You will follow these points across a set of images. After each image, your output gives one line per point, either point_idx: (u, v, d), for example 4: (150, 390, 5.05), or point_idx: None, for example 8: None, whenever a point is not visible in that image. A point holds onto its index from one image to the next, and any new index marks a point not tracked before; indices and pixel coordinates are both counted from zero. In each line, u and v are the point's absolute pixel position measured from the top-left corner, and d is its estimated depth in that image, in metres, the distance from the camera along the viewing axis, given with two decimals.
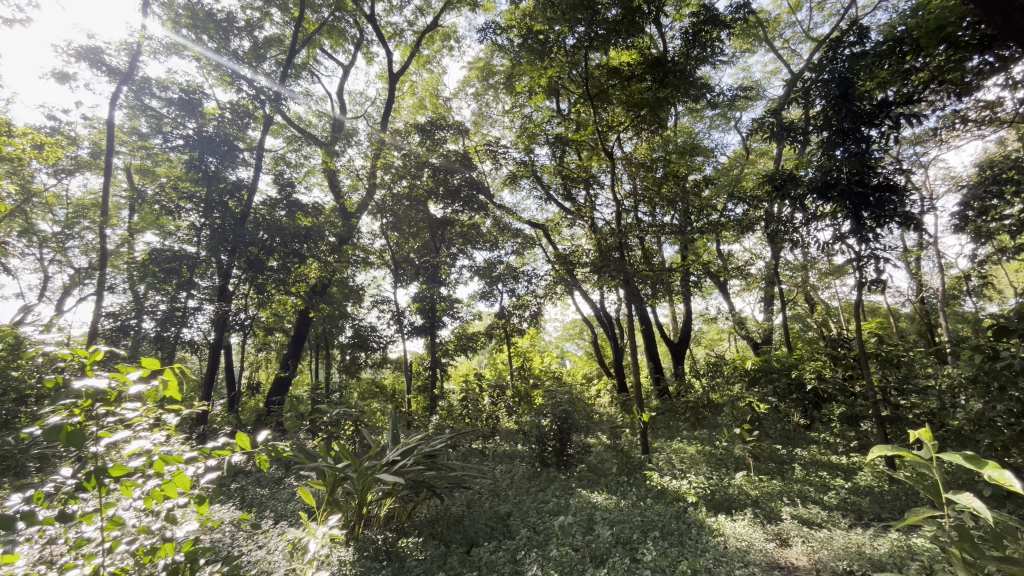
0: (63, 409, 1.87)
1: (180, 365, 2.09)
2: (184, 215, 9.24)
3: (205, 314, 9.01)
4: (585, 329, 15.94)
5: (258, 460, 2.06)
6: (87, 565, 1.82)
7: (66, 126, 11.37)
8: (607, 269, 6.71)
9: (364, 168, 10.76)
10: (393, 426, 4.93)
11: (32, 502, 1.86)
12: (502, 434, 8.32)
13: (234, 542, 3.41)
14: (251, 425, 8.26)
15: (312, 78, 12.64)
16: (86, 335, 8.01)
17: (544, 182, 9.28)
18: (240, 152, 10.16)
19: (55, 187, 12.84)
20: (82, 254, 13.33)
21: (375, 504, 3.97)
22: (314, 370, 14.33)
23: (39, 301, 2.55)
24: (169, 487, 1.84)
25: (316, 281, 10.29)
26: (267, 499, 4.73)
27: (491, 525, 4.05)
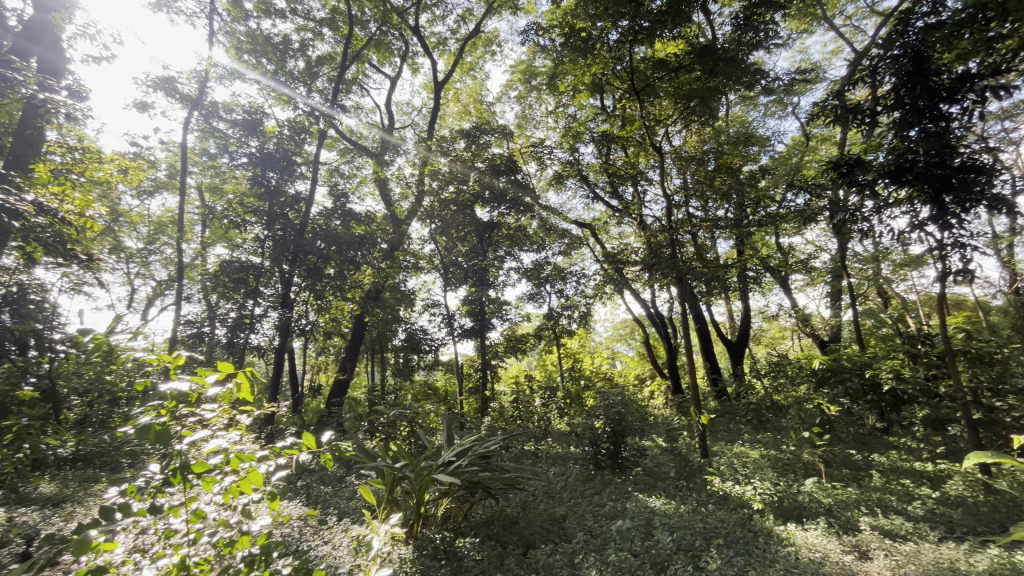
0: (152, 410, 2.04)
1: (252, 368, 2.23)
2: (249, 228, 9.85)
3: (271, 320, 9.56)
4: (636, 329, 15.58)
5: (323, 459, 2.15)
6: (174, 555, 1.96)
7: (147, 151, 12.41)
8: (659, 267, 6.51)
9: (413, 176, 11.13)
10: (447, 427, 5.00)
11: (127, 495, 2.03)
12: (554, 435, 8.27)
13: (302, 537, 3.56)
14: (314, 426, 8.66)
15: (362, 91, 13.14)
16: (168, 342, 8.70)
17: (590, 181, 9.19)
18: (298, 166, 10.72)
19: (139, 207, 14.04)
20: (162, 267, 14.50)
21: (432, 503, 4.04)
22: (370, 372, 14.90)
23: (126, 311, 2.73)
24: (245, 484, 1.96)
25: (370, 286, 10.69)
26: (330, 497, 4.93)
27: (547, 528, 4.02)
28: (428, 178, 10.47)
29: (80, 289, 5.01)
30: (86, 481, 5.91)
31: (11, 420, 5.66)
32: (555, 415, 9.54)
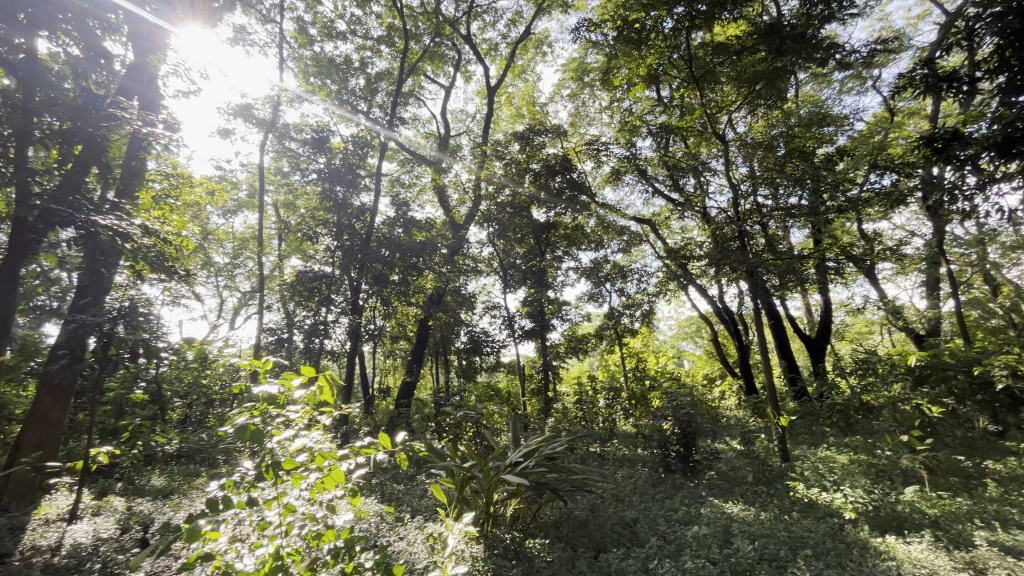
0: (246, 411, 2.21)
1: (331, 372, 2.39)
2: (320, 239, 10.47)
3: (342, 326, 10.09)
4: (703, 326, 14.92)
5: (398, 458, 2.25)
6: (270, 544, 2.12)
7: (230, 173, 13.55)
8: (727, 260, 6.22)
9: (469, 181, 11.34)
10: (512, 428, 5.05)
11: (226, 489, 2.22)
12: (620, 437, 8.09)
13: (379, 532, 3.72)
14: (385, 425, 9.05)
15: (419, 102, 13.58)
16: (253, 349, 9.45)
17: (649, 175, 8.94)
18: (363, 179, 11.25)
19: (225, 225, 15.36)
20: (245, 279, 15.75)
21: (501, 504, 4.08)
22: (435, 375, 15.35)
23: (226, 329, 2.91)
24: (329, 481, 2.09)
25: (432, 291, 11.01)
26: (403, 495, 5.11)
27: (618, 531, 3.95)
28: (485, 183, 10.65)
29: (179, 302, 5.53)
30: (188, 475, 6.53)
31: (128, 420, 6.37)
32: (620, 416, 9.36)
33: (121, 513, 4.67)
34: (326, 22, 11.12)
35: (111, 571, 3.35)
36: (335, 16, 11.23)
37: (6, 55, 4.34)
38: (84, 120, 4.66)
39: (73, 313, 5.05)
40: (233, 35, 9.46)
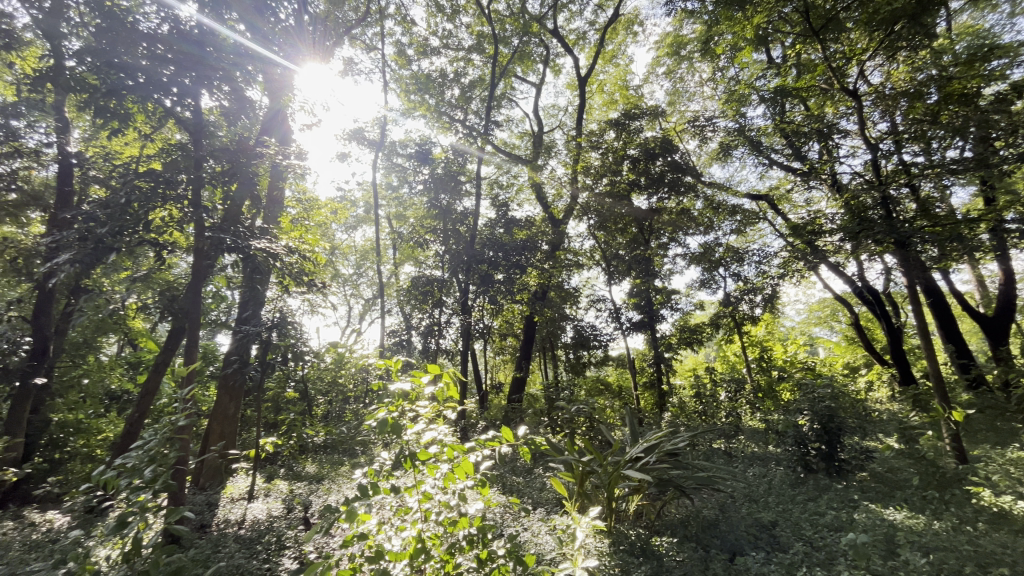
0: (386, 405, 2.44)
1: (453, 367, 2.55)
2: (429, 246, 11.16)
3: (454, 326, 10.67)
4: (839, 309, 13.25)
5: (521, 449, 2.32)
6: (412, 527, 2.29)
7: (349, 193, 15.03)
8: (872, 231, 5.45)
9: (566, 175, 11.28)
10: (629, 422, 4.91)
11: (369, 476, 2.45)
12: (747, 433, 7.48)
13: (504, 521, 3.87)
14: (500, 419, 9.41)
15: (511, 104, 13.83)
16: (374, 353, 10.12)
17: (763, 146, 8.15)
18: (464, 184, 11.75)
19: (348, 240, 17.10)
20: (368, 287, 17.37)
21: (623, 500, 4.00)
22: (543, 370, 15.58)
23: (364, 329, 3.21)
24: (459, 470, 2.23)
25: (536, 288, 11.16)
26: (523, 487, 5.25)
27: (757, 534, 3.65)
28: (581, 175, 10.53)
29: (317, 310, 6.23)
30: (335, 463, 7.38)
31: (286, 415, 7.37)
32: (746, 411, 8.68)
33: (285, 495, 5.42)
34: (422, 41, 11.79)
35: (284, 544, 3.91)
36: (429, 34, 11.87)
37: (180, 113, 5.22)
38: (238, 161, 5.45)
39: (239, 325, 5.92)
40: (343, 67, 10.44)
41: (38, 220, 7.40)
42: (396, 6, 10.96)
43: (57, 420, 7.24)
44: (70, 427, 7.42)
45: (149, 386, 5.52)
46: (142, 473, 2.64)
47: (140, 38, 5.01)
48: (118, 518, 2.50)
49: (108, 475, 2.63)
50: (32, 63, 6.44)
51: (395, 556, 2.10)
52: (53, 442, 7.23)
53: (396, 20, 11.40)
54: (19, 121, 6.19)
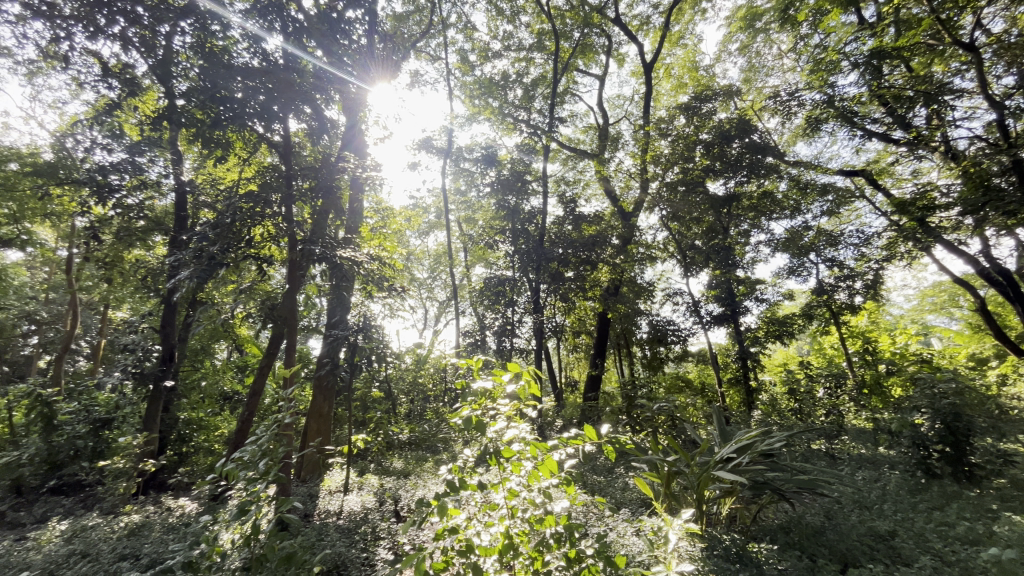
0: (469, 404, 2.51)
1: (532, 365, 2.54)
2: (499, 247, 11.33)
3: (527, 324, 10.77)
4: (959, 293, 11.70)
5: (606, 448, 2.27)
6: (499, 523, 2.32)
7: (421, 201, 15.66)
8: (1001, 203, 4.74)
9: (634, 166, 10.98)
10: (716, 421, 4.63)
11: (455, 473, 2.52)
12: (852, 433, 6.83)
13: (588, 520, 3.83)
14: (576, 417, 9.35)
15: (575, 98, 13.70)
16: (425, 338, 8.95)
17: (858, 117, 7.42)
18: (530, 184, 11.82)
19: (422, 246, 17.83)
20: (442, 290, 17.99)
21: (715, 503, 3.79)
22: (619, 367, 15.29)
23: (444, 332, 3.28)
24: (543, 467, 2.23)
25: (608, 283, 10.98)
26: (605, 486, 5.18)
27: (873, 544, 3.30)
28: (651, 165, 10.18)
29: (397, 314, 6.54)
30: (420, 459, 7.72)
31: (373, 414, 7.82)
32: (849, 409, 7.91)
33: (377, 489, 5.77)
34: (484, 46, 12.01)
35: (379, 535, 4.15)
36: (490, 38, 12.07)
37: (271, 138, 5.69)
38: (322, 177, 5.85)
39: (330, 330, 6.35)
40: (411, 80, 10.88)
41: (161, 243, 8.44)
42: (458, 14, 11.25)
43: (184, 418, 8.23)
44: (194, 424, 8.29)
45: (256, 386, 6.07)
46: (256, 465, 2.92)
47: (236, 72, 5.52)
48: (239, 506, 2.78)
49: (230, 467, 2.93)
50: (150, 106, 7.32)
51: (484, 551, 2.14)
52: (181, 437, 8.12)
53: (459, 29, 11.70)
54: (144, 157, 7.08)
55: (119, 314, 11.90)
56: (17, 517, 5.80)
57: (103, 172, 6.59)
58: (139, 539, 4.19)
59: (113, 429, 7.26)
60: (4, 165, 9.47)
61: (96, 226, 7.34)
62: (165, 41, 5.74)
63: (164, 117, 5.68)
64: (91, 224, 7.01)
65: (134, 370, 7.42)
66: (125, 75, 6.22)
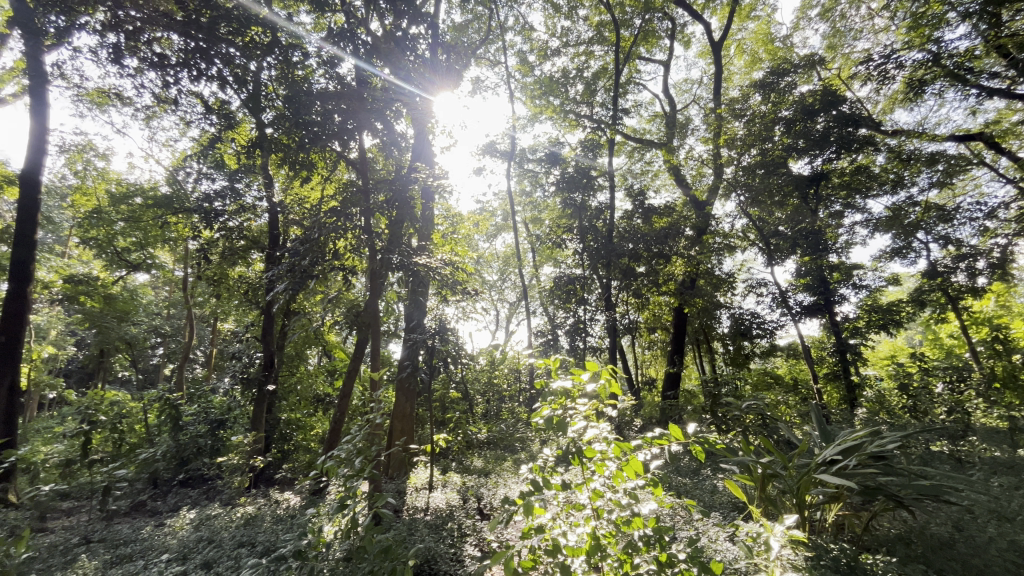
0: (549, 404, 2.50)
1: (611, 364, 2.48)
2: (568, 245, 11.28)
3: (599, 322, 10.65)
4: None
5: (694, 449, 2.16)
6: (586, 523, 2.30)
7: (488, 204, 15.99)
8: None
9: (706, 152, 10.49)
10: (815, 420, 4.25)
11: (537, 472, 2.54)
12: (981, 433, 6.00)
13: (677, 523, 3.68)
14: (655, 416, 9.10)
15: (639, 87, 13.31)
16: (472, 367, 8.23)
17: (971, 74, 6.57)
18: (596, 179, 11.66)
19: (491, 248, 18.20)
20: (512, 291, 18.25)
21: (818, 509, 3.48)
22: (699, 364, 14.63)
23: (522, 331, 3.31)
24: (629, 469, 2.17)
25: (683, 277, 10.52)
26: (691, 488, 4.96)
27: (1019, 559, 2.85)
28: (725, 149, 9.64)
29: (471, 316, 6.66)
30: (499, 458, 7.88)
31: (452, 414, 8.07)
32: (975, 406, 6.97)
33: (459, 486, 5.95)
34: (542, 45, 12.00)
35: (465, 532, 4.27)
36: (549, 36, 12.05)
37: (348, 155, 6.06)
38: (396, 188, 6.13)
39: (408, 333, 6.45)
40: (473, 87, 11.11)
41: (259, 259, 9.29)
42: (515, 17, 11.35)
43: (285, 419, 9.02)
44: (294, 424, 9.05)
45: (346, 389, 6.48)
46: (352, 463, 3.15)
47: (315, 97, 5.94)
48: (339, 500, 3.01)
49: (330, 464, 3.18)
50: (244, 137, 8.08)
51: (572, 551, 2.14)
52: (283, 436, 8.90)
53: (517, 31, 11.80)
54: (241, 184, 7.85)
55: (227, 325, 13.29)
56: (156, 506, 6.63)
57: (209, 200, 7.39)
58: (254, 528, 4.65)
59: (227, 429, 8.11)
60: (132, 200, 10.92)
61: (205, 248, 8.26)
62: (254, 76, 6.30)
63: (257, 145, 6.25)
64: (202, 246, 7.87)
65: (242, 375, 8.25)
66: (223, 111, 6.91)
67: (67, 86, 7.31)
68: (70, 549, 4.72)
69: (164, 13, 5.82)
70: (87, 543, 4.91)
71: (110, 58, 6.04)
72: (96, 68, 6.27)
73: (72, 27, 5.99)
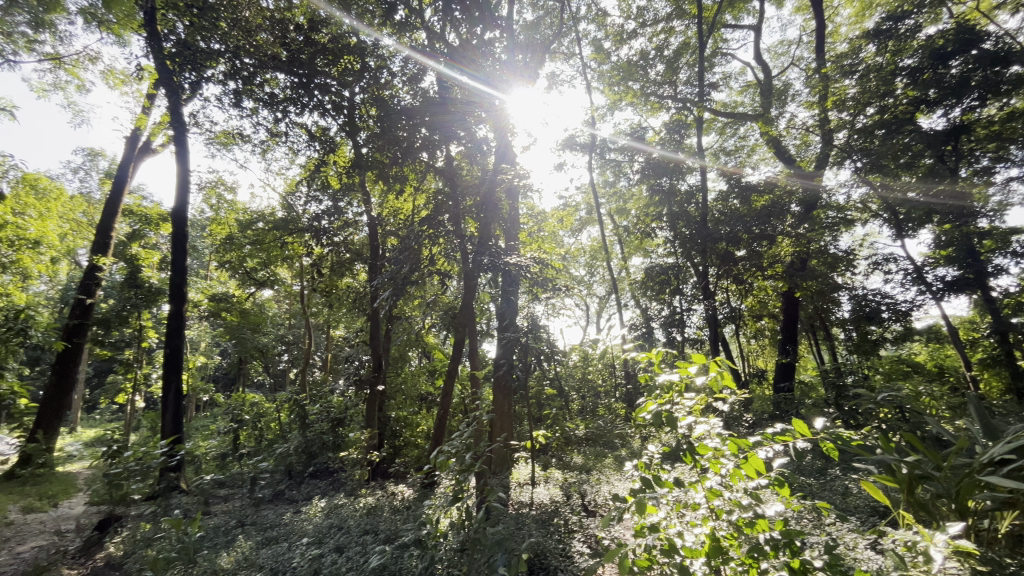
0: (655, 398, 2.42)
1: (723, 355, 2.30)
2: (657, 234, 10.92)
3: (698, 312, 10.22)
4: None
5: (827, 445, 1.94)
6: (704, 524, 2.18)
7: (571, 199, 15.92)
8: None
9: (812, 119, 9.52)
10: (975, 414, 3.63)
11: (642, 470, 2.46)
12: None
13: (805, 526, 3.39)
14: (769, 411, 8.45)
15: (727, 58, 12.38)
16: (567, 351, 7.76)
17: None
18: (686, 162, 11.15)
19: (577, 243, 18.04)
20: (602, 284, 17.98)
21: (986, 517, 2.93)
22: (817, 353, 13.31)
23: (619, 320, 3.26)
24: (749, 467, 2.00)
25: (791, 258, 9.58)
26: (817, 489, 4.55)
27: None
28: (834, 112, 8.68)
29: (562, 313, 6.62)
30: (600, 455, 7.80)
31: (549, 410, 8.12)
32: None
33: (561, 483, 5.99)
34: (618, 30, 11.63)
35: (572, 528, 4.27)
36: (624, 19, 11.64)
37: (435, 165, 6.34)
38: (483, 190, 6.28)
39: (501, 332, 6.44)
40: (549, 83, 11.08)
41: (363, 270, 10.10)
42: (588, 6, 11.12)
43: (395, 417, 9.71)
44: (402, 422, 9.69)
45: (446, 387, 6.78)
46: (462, 458, 3.32)
47: (401, 114, 6.29)
48: (453, 492, 3.20)
49: (442, 458, 3.39)
50: (342, 159, 8.81)
51: (690, 552, 2.05)
52: (394, 433, 9.59)
53: (591, 19, 11.57)
54: (343, 202, 8.57)
55: (339, 332, 14.60)
56: (293, 495, 7.47)
57: (318, 220, 8.18)
58: (375, 517, 5.06)
59: (346, 426, 8.90)
60: (256, 225, 12.39)
61: (319, 262, 9.15)
62: (348, 101, 6.82)
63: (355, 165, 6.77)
64: (315, 261, 8.74)
65: (355, 377, 9.03)
66: (324, 137, 7.57)
67: (201, 132, 8.47)
68: (230, 530, 5.48)
69: (272, 56, 6.55)
70: (242, 525, 5.68)
71: (231, 102, 6.88)
72: (222, 112, 7.17)
73: (201, 80, 6.84)
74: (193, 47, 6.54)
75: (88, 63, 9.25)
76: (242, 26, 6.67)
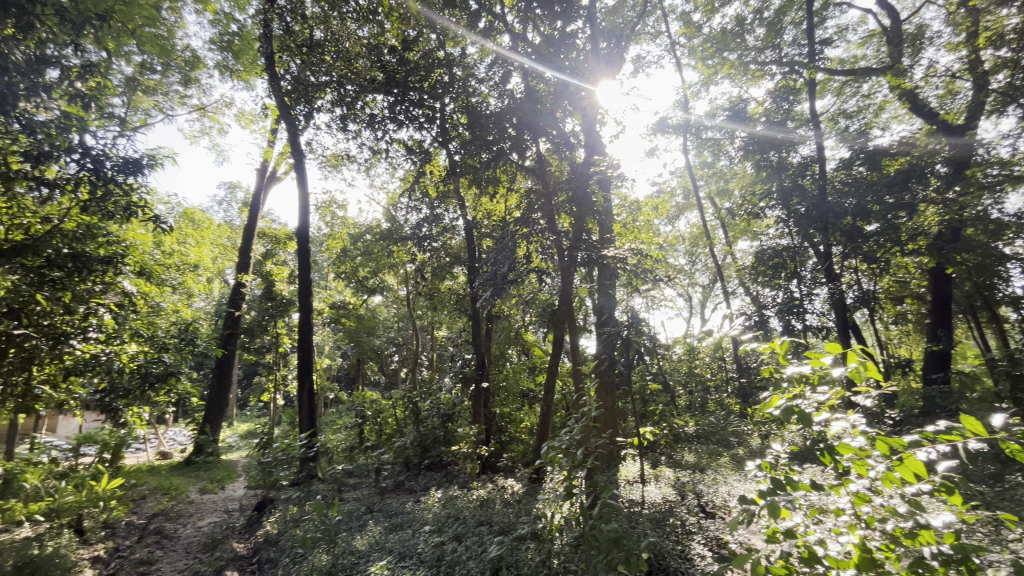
0: (781, 393, 2.21)
1: (864, 344, 2.03)
2: (767, 214, 10.04)
3: (821, 296, 9.38)
4: None
5: (1012, 448, 1.61)
6: (850, 533, 1.93)
7: (666, 185, 15.20)
8: None
9: (958, 63, 8.09)
10: None
11: (770, 472, 2.26)
12: None
13: (981, 542, 2.89)
14: (918, 406, 7.36)
15: (841, 8, 10.95)
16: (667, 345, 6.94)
17: None
18: (798, 131, 10.16)
19: (675, 231, 17.18)
20: (706, 272, 16.89)
21: None
22: (981, 338, 11.28)
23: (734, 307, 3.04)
24: (906, 472, 1.73)
25: (938, 229, 8.23)
26: (994, 499, 3.86)
27: None
28: (990, 50, 7.40)
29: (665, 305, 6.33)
30: (714, 453, 7.36)
31: (655, 406, 7.85)
32: None
33: (674, 481, 5.76)
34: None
35: (690, 529, 4.08)
36: None
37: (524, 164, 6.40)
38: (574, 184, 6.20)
39: (600, 327, 6.33)
40: (636, 67, 10.65)
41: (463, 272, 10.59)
42: None
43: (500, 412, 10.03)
44: (507, 417, 9.97)
45: (549, 384, 6.84)
46: (572, 454, 3.34)
47: (490, 118, 6.45)
48: (565, 487, 3.23)
49: (552, 453, 3.45)
50: (438, 169, 9.27)
51: (835, 564, 1.83)
52: (500, 428, 9.90)
53: None
54: (440, 210, 9.03)
55: (443, 332, 15.41)
56: (412, 485, 8.04)
57: (420, 229, 8.69)
58: (488, 509, 5.27)
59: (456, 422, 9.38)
60: (366, 237, 13.49)
61: (423, 268, 9.74)
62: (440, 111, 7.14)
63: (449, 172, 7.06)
64: (419, 267, 9.32)
65: (462, 375, 9.47)
66: (420, 149, 8.01)
67: (316, 157, 9.42)
68: (361, 516, 6.04)
69: (371, 79, 7.08)
70: (371, 511, 6.22)
71: (339, 127, 7.56)
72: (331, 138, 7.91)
73: (313, 111, 7.61)
74: (306, 82, 7.34)
75: (225, 109, 10.73)
76: (344, 56, 7.31)
